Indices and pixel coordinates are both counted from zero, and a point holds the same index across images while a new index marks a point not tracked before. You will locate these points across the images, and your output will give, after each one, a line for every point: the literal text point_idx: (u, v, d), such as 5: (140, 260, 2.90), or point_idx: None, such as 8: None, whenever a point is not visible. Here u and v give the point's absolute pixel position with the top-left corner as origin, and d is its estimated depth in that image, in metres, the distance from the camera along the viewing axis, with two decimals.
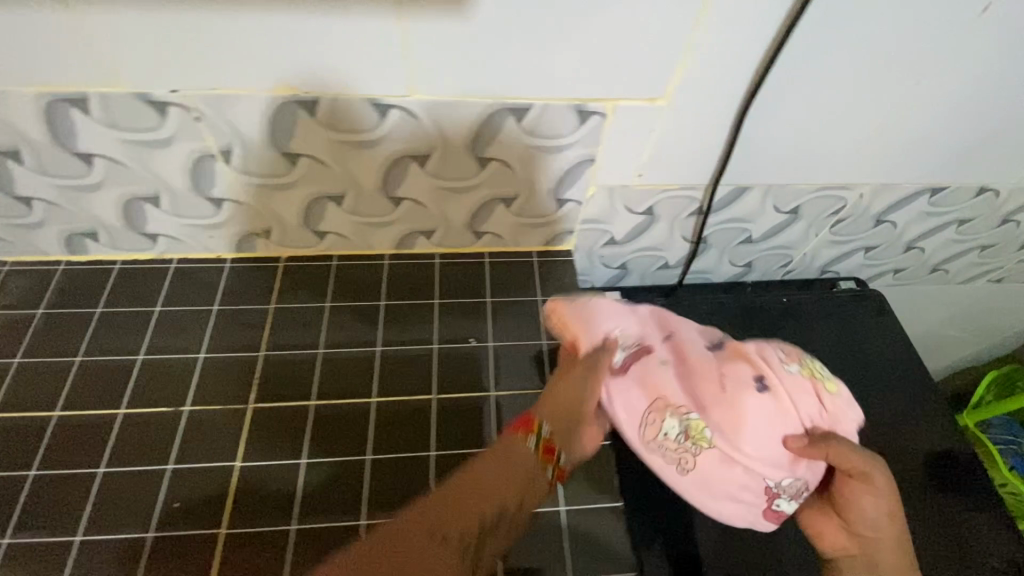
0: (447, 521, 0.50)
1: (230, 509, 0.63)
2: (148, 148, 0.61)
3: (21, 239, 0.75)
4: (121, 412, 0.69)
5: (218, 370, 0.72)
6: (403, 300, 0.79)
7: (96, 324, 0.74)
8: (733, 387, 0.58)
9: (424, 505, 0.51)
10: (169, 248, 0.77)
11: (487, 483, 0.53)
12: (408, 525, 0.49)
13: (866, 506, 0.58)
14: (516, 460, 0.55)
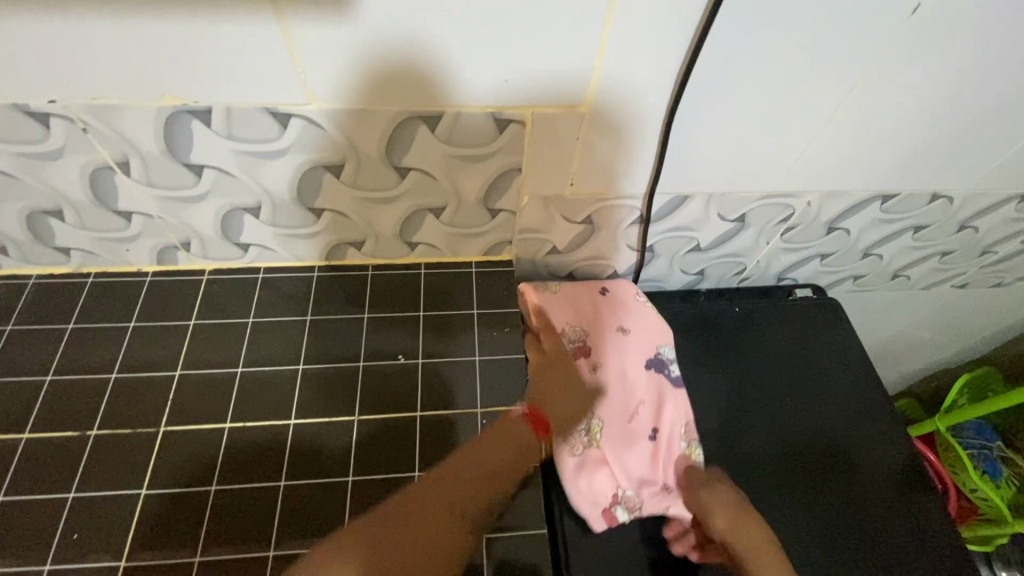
0: (468, 489, 0.61)
1: (133, 540, 0.60)
2: (39, 160, 0.60)
3: None
4: (24, 436, 0.65)
5: (131, 390, 0.69)
6: (332, 313, 0.76)
7: (3, 342, 0.70)
8: (637, 416, 0.74)
9: (449, 469, 0.63)
10: (85, 261, 0.74)
11: (499, 461, 0.64)
12: (435, 488, 0.60)
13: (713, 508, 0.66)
14: (525, 444, 0.67)
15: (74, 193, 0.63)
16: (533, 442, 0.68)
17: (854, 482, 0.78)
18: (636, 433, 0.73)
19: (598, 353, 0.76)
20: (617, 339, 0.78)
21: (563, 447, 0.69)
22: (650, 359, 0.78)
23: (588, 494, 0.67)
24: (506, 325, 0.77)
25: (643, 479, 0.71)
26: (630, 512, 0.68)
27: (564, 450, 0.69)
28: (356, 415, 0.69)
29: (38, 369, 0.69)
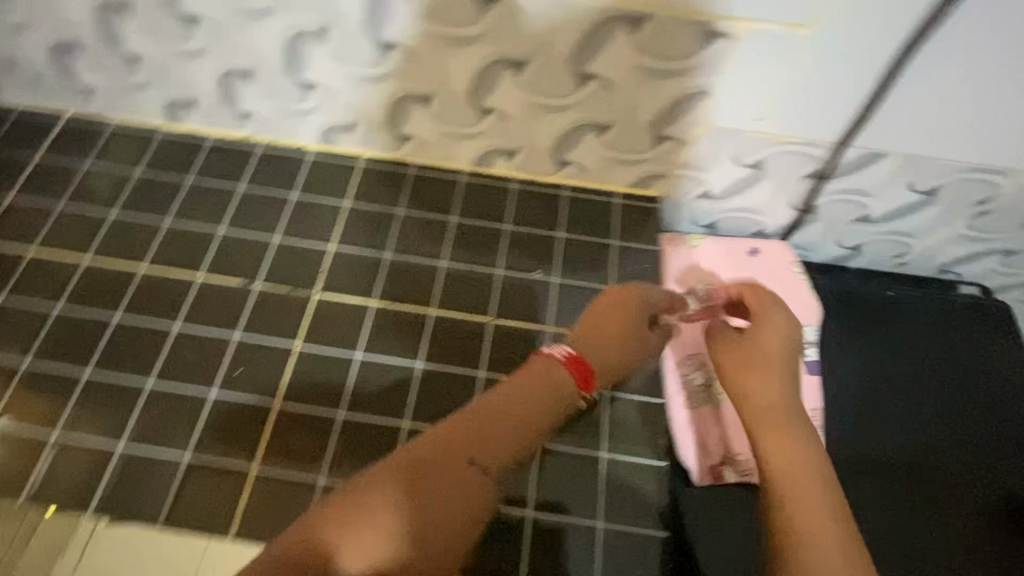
0: (480, 447, 0.51)
1: (285, 386, 0.65)
2: (253, 19, 0.64)
3: (124, 102, 0.77)
4: (199, 278, 0.71)
5: (287, 256, 0.73)
6: (473, 220, 0.76)
7: (184, 193, 0.77)
8: None
9: (462, 421, 0.52)
10: (258, 131, 0.78)
11: (524, 416, 0.54)
12: (446, 443, 0.50)
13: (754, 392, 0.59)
14: (556, 398, 0.56)
15: (274, 57, 0.67)
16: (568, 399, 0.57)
17: (1007, 503, 0.69)
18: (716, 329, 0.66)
19: None
20: None
21: (678, 397, 0.68)
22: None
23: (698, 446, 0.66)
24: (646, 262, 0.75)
25: None
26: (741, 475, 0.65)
27: (682, 401, 0.68)
28: (488, 319, 0.70)
29: (212, 222, 0.75)
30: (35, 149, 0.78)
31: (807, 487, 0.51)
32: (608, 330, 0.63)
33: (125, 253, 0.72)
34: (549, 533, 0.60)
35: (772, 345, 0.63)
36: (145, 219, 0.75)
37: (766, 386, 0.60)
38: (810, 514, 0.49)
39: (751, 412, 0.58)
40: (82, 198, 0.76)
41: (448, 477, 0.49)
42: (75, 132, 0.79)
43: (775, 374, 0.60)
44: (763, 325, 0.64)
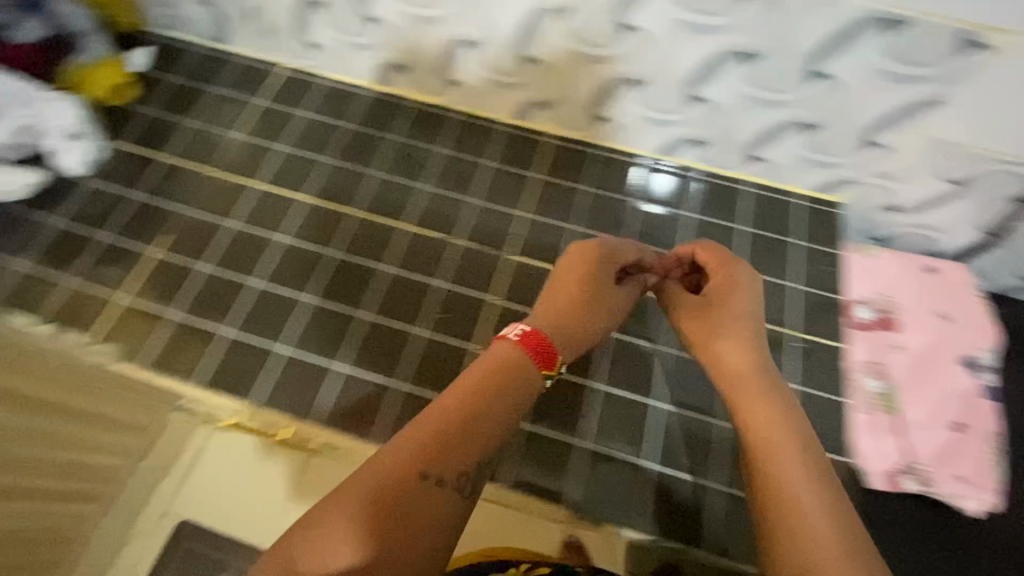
0: (434, 459, 0.45)
1: (480, 334, 0.70)
2: None
3: (342, 59, 0.83)
4: (406, 228, 0.76)
5: (485, 218, 0.78)
6: (652, 202, 0.79)
7: (387, 146, 0.83)
8: (938, 401, 0.69)
9: (411, 433, 0.46)
10: (458, 98, 0.83)
11: (477, 416, 0.48)
12: (396, 462, 0.44)
13: (723, 352, 0.57)
14: (511, 387, 0.51)
15: (505, 29, 0.71)
16: (534, 372, 0.53)
17: None
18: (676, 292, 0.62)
19: (902, 327, 0.73)
20: (939, 321, 0.74)
21: (856, 401, 0.69)
22: (963, 354, 0.72)
23: (876, 452, 0.66)
24: (824, 264, 0.76)
25: (936, 459, 0.66)
26: (919, 485, 0.65)
27: (860, 407, 0.69)
28: None
29: (412, 176, 0.81)
30: (256, 98, 0.86)
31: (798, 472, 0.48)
32: (549, 298, 0.60)
33: (336, 197, 0.78)
34: (737, 502, 0.64)
35: (732, 305, 0.59)
36: (356, 168, 0.80)
37: (734, 348, 0.57)
38: (812, 528, 0.45)
39: (729, 383, 0.55)
40: (296, 143, 0.82)
41: (415, 496, 0.43)
42: (291, 85, 0.87)
43: (743, 334, 0.57)
44: (717, 282, 0.60)
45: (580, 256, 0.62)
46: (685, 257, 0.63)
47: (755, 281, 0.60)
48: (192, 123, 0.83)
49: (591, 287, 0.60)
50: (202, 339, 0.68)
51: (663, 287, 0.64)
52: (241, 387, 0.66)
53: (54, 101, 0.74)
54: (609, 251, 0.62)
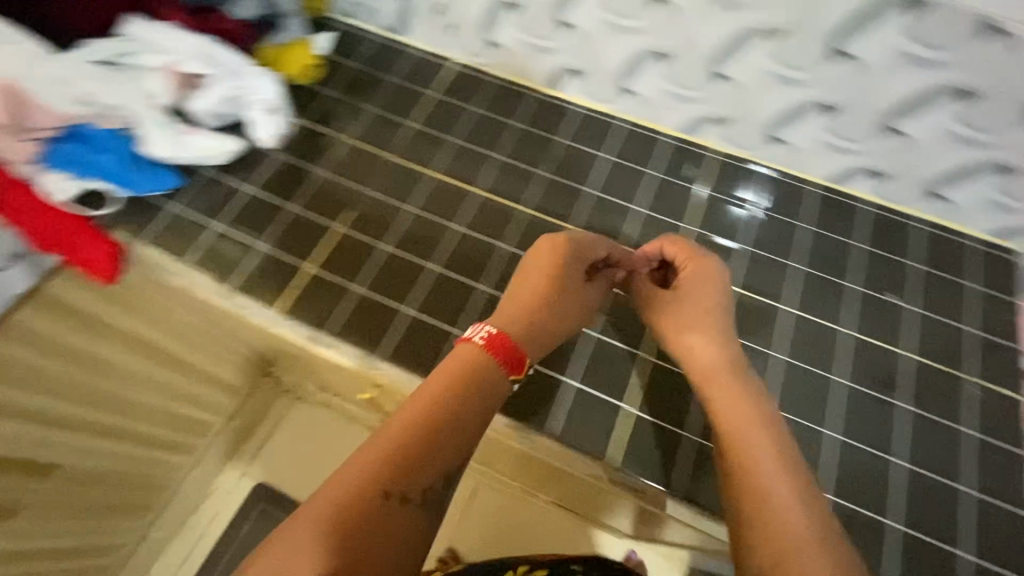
0: (397, 477, 0.49)
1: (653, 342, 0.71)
2: (716, 9, 0.68)
3: (521, 60, 0.86)
4: (574, 228, 0.80)
5: (651, 228, 0.80)
6: (772, 211, 0.80)
7: (555, 148, 0.85)
8: None
9: (369, 451, 0.50)
10: (630, 107, 0.85)
11: (439, 432, 0.52)
12: (360, 481, 0.48)
13: (696, 348, 0.63)
14: (472, 397, 0.55)
15: (704, 45, 0.72)
16: (498, 369, 0.58)
17: None
18: (643, 284, 0.69)
19: None
20: None
21: None
22: None
23: None
24: (1005, 312, 0.74)
25: None
26: None
27: None
28: (835, 328, 0.73)
29: (579, 180, 0.83)
30: (430, 90, 0.89)
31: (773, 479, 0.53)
32: (515, 294, 0.65)
33: (508, 194, 0.82)
34: (916, 543, 0.62)
35: (702, 301, 0.65)
36: (526, 166, 0.84)
37: (707, 342, 0.63)
38: (786, 536, 0.49)
39: (702, 382, 0.62)
40: (467, 138, 0.86)
41: (376, 514, 0.47)
42: (462, 80, 0.90)
43: (712, 326, 0.64)
44: (689, 277, 0.66)
45: (546, 254, 0.66)
46: (655, 253, 0.70)
47: (722, 276, 0.67)
48: (374, 109, 0.87)
49: (557, 284, 0.65)
50: (388, 314, 0.72)
51: (635, 279, 0.70)
52: (425, 364, 0.69)
53: (258, 78, 0.78)
54: (576, 246, 0.67)
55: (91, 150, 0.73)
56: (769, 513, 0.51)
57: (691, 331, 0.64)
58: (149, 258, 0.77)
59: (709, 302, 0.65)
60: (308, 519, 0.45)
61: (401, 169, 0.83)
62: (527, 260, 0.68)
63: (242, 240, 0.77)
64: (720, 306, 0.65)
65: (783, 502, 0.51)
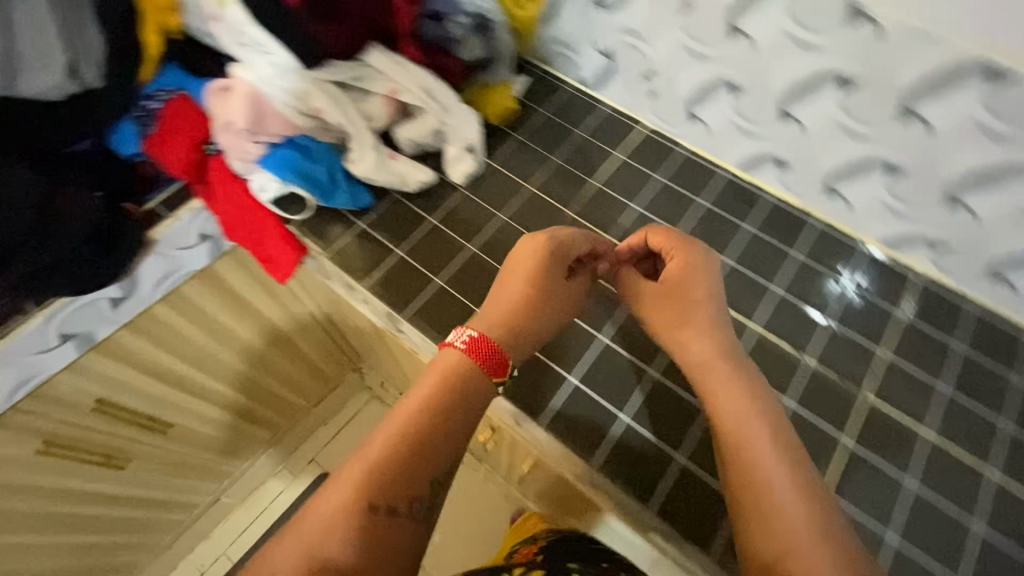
0: (383, 491, 0.56)
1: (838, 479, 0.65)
2: (981, 141, 0.61)
3: (721, 139, 0.83)
4: (755, 327, 0.74)
5: (840, 345, 0.73)
6: (867, 291, 0.77)
7: (743, 236, 0.81)
8: None
9: (355, 467, 0.57)
10: (831, 208, 0.80)
11: (417, 448, 0.58)
12: (345, 497, 0.55)
13: (693, 343, 0.65)
14: (455, 406, 0.60)
15: (948, 171, 0.65)
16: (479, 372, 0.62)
17: None
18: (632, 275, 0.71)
19: None
20: None
21: None
22: None
23: None
24: None
25: None
26: None
27: None
28: None
29: (766, 276, 0.78)
30: (614, 150, 0.88)
31: (774, 483, 0.55)
32: (500, 297, 0.67)
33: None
34: None
35: (688, 292, 0.67)
36: (708, 249, 0.80)
37: (698, 340, 0.64)
38: (792, 540, 0.53)
39: (700, 375, 0.63)
40: (647, 207, 0.83)
41: (365, 525, 0.55)
42: (649, 146, 0.88)
43: (698, 316, 0.65)
44: (673, 271, 0.68)
45: (522, 254, 0.69)
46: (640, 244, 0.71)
47: (709, 265, 0.68)
48: (557, 160, 0.87)
49: (538, 283, 0.68)
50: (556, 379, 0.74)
51: (619, 272, 0.72)
52: (588, 443, 0.70)
53: (468, 116, 0.80)
54: (557, 246, 0.69)
55: (306, 158, 0.75)
56: (767, 511, 0.55)
57: (680, 327, 0.66)
58: (330, 268, 0.80)
59: (695, 293, 0.67)
60: (302, 536, 0.54)
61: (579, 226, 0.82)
62: (510, 261, 0.70)
63: (420, 270, 0.78)
64: (704, 299, 0.66)
65: (787, 508, 0.54)
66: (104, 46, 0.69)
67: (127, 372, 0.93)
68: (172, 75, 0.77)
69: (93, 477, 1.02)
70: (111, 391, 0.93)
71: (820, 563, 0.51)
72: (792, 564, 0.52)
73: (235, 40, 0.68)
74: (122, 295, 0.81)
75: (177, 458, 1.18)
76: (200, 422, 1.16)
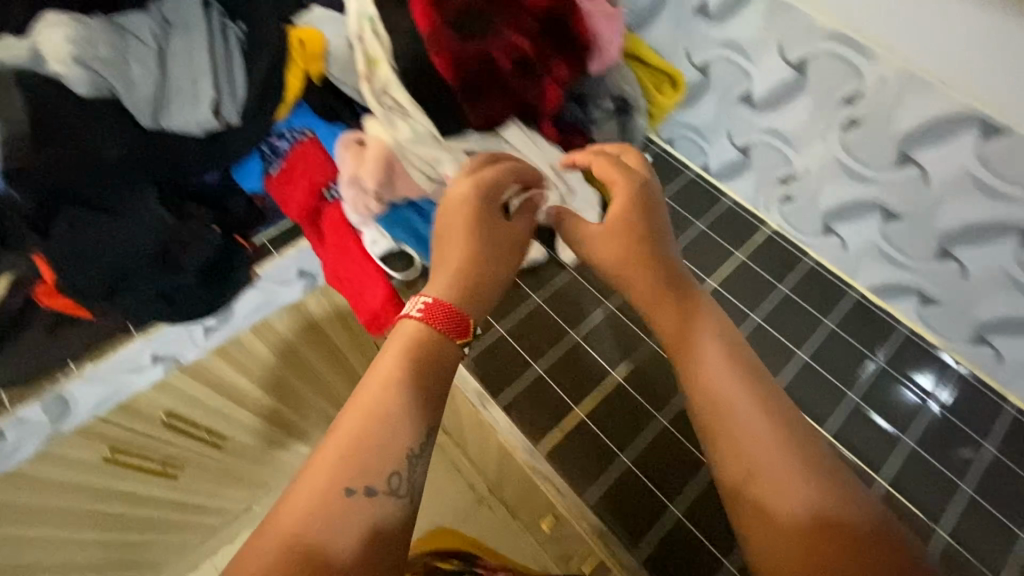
0: (360, 470, 0.47)
1: None
2: None
3: (858, 259, 0.77)
4: (882, 483, 0.68)
5: (977, 519, 0.66)
6: (948, 411, 0.72)
7: (873, 373, 0.74)
8: None
9: (326, 452, 0.48)
10: (977, 356, 0.72)
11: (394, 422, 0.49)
12: (316, 486, 0.46)
13: (649, 279, 0.58)
14: (416, 362, 0.52)
15: None
16: (436, 334, 0.54)
17: None
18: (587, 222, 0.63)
19: None
20: None
21: None
22: None
23: None
24: None
25: None
26: None
27: None
28: None
29: (897, 424, 0.71)
30: (735, 250, 0.83)
31: (739, 413, 0.50)
32: (446, 258, 0.57)
33: (809, 409, 0.72)
34: None
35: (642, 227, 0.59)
36: (832, 379, 0.74)
37: (648, 281, 0.59)
38: (765, 470, 0.47)
39: (653, 299, 0.58)
40: (767, 319, 0.78)
41: (344, 511, 0.45)
42: (772, 249, 0.83)
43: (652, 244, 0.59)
44: (619, 206, 0.60)
45: (458, 198, 0.58)
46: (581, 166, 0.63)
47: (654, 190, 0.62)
48: None
49: (487, 232, 0.58)
50: (655, 509, 0.68)
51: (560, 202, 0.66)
52: (634, 529, 0.68)
53: None
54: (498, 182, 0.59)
55: (422, 219, 0.76)
56: (735, 445, 0.49)
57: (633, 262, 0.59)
58: None
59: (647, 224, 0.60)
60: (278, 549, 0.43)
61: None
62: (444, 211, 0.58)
63: (520, 352, 0.78)
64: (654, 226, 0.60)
65: (754, 438, 0.49)
66: (247, 89, 0.69)
67: (206, 393, 0.92)
68: (303, 117, 0.76)
69: (149, 484, 1.02)
70: (183, 407, 0.92)
71: (796, 493, 0.46)
72: (766, 491, 0.47)
73: (378, 100, 0.67)
74: (216, 324, 0.81)
75: (226, 468, 1.17)
76: (254, 438, 1.14)
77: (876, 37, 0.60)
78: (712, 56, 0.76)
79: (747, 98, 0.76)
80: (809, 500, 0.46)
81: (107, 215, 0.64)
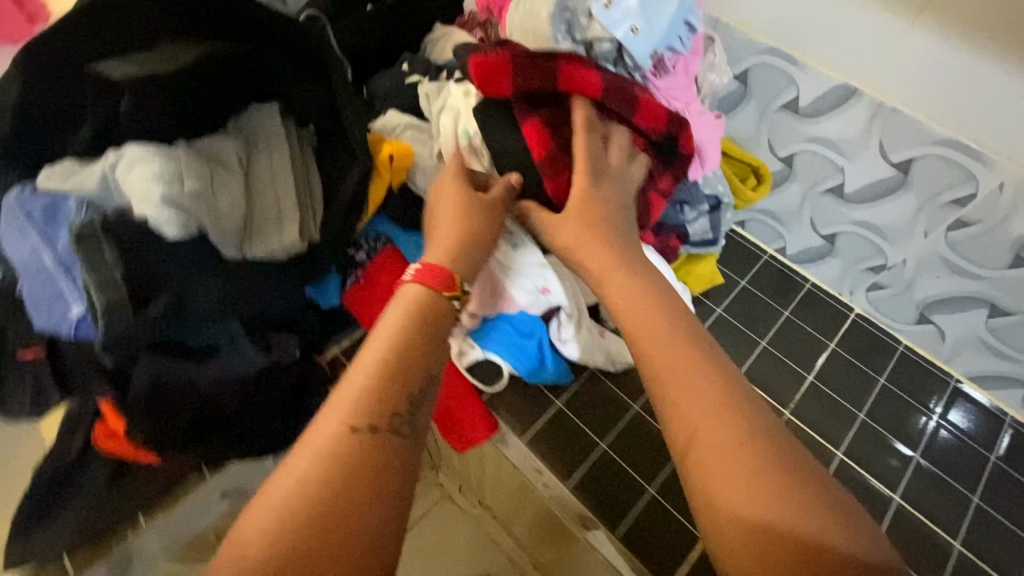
0: (367, 409, 0.45)
1: None
2: None
3: (959, 349, 0.76)
4: None
5: None
6: (966, 435, 0.75)
7: (990, 471, 0.72)
8: None
9: (335, 399, 0.46)
10: None
11: (369, 393, 0.45)
12: (328, 430, 0.44)
13: (597, 258, 0.55)
14: (421, 316, 0.50)
15: None
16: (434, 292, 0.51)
17: None
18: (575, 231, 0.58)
19: None
20: None
21: None
22: None
23: None
24: None
25: None
26: None
27: None
28: None
29: None
30: (826, 339, 0.81)
31: (693, 382, 0.47)
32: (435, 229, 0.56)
33: (939, 519, 0.69)
34: None
35: (598, 212, 0.55)
36: (952, 482, 0.71)
37: (598, 256, 0.55)
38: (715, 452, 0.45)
39: (604, 261, 0.54)
40: (872, 415, 0.75)
41: (348, 452, 0.43)
42: (862, 337, 0.81)
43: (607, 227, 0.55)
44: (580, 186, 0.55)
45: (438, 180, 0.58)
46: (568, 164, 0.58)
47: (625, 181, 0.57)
48: (765, 345, 0.80)
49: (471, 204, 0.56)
50: None
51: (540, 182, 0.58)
52: None
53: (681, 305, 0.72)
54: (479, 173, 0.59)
55: (517, 332, 0.71)
56: (685, 418, 0.46)
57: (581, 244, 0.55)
58: (526, 454, 0.73)
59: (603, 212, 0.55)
60: (261, 507, 0.41)
61: (803, 435, 0.73)
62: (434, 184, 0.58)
63: (628, 471, 0.70)
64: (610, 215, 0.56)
65: (704, 411, 0.46)
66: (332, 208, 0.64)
67: None
68: (381, 226, 0.72)
69: None
70: None
71: (746, 474, 0.43)
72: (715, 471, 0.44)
73: None
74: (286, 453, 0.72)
75: None
76: None
77: (1002, 150, 0.60)
78: (800, 149, 0.74)
79: (837, 191, 0.74)
80: (754, 508, 0.42)
81: (200, 360, 0.59)
